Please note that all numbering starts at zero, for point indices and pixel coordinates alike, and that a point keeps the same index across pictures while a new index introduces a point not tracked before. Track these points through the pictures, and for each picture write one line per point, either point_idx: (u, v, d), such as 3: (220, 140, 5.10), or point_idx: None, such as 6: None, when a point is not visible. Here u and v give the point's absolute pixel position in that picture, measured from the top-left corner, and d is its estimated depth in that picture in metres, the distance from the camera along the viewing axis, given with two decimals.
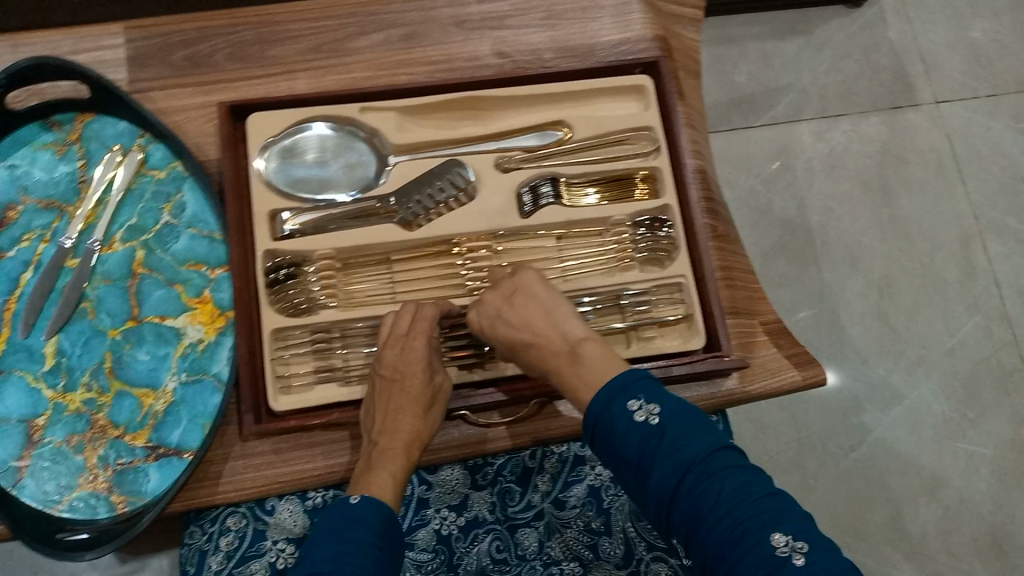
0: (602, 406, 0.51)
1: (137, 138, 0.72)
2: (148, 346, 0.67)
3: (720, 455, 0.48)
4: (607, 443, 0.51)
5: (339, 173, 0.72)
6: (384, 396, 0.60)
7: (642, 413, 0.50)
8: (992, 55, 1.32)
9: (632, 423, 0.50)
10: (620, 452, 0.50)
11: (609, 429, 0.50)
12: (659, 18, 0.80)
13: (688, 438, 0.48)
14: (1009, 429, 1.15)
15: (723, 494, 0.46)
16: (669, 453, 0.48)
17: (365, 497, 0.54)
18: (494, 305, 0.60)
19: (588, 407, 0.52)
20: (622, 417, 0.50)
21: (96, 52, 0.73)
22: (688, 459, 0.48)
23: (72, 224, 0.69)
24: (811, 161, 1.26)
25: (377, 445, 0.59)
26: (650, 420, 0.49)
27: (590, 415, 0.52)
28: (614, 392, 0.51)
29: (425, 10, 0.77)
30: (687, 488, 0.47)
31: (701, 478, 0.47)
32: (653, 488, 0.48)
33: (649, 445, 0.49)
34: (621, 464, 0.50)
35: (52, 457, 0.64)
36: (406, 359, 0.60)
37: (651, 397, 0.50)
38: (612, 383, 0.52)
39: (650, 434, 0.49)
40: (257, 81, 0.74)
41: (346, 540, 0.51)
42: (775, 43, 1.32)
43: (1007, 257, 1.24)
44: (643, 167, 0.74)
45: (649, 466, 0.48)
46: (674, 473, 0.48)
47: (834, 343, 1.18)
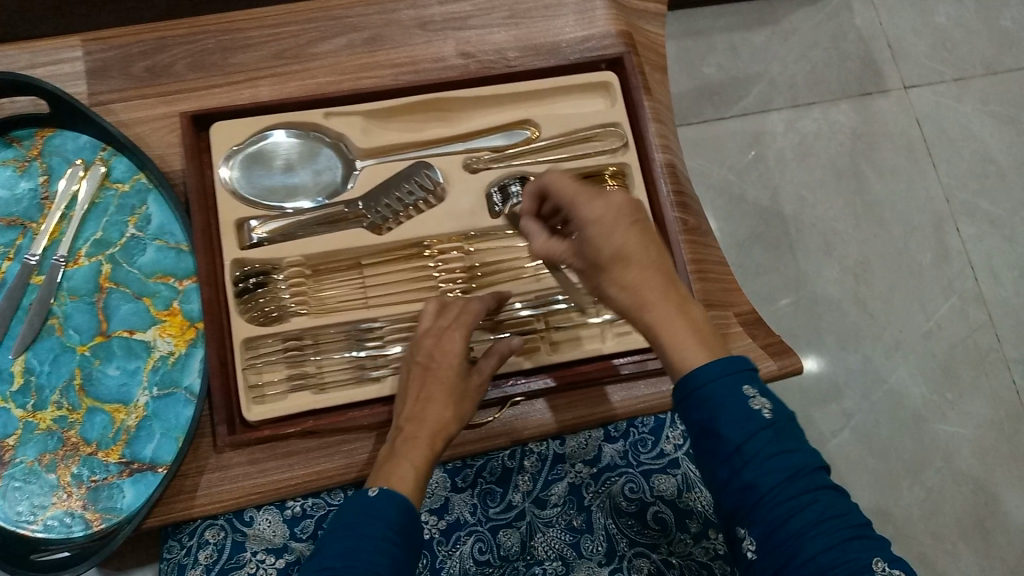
0: (717, 376, 0.44)
1: (99, 152, 0.71)
2: (118, 360, 0.66)
3: (822, 472, 0.44)
4: (705, 416, 0.45)
5: (306, 180, 0.72)
6: (418, 382, 0.59)
7: (758, 403, 0.44)
8: (957, 39, 1.34)
9: (746, 407, 0.44)
10: (718, 430, 0.44)
11: (717, 403, 0.44)
12: (623, 14, 0.80)
13: (795, 445, 0.44)
14: (987, 409, 1.16)
15: (827, 511, 0.42)
16: (779, 451, 0.43)
17: (383, 490, 0.53)
18: (619, 209, 0.45)
19: (689, 376, 0.45)
20: (736, 398, 0.44)
21: (54, 66, 0.72)
22: (795, 465, 0.43)
23: (36, 241, 0.68)
24: (783, 151, 1.27)
25: (403, 432, 0.57)
26: (764, 413, 0.44)
27: (686, 378, 0.45)
28: (732, 370, 0.45)
29: (387, 12, 0.77)
30: (789, 492, 0.42)
31: (805, 488, 0.43)
32: (745, 480, 0.43)
33: (758, 435, 0.43)
34: (710, 444, 0.45)
35: (25, 477, 0.63)
36: (443, 349, 0.60)
37: (763, 392, 0.45)
38: (727, 359, 0.45)
39: (762, 428, 0.44)
40: (219, 90, 0.73)
41: (362, 536, 0.50)
42: (743, 34, 1.32)
43: (980, 238, 1.25)
44: (612, 163, 0.73)
45: (751, 455, 0.43)
46: (781, 474, 0.43)
47: (812, 330, 1.19)
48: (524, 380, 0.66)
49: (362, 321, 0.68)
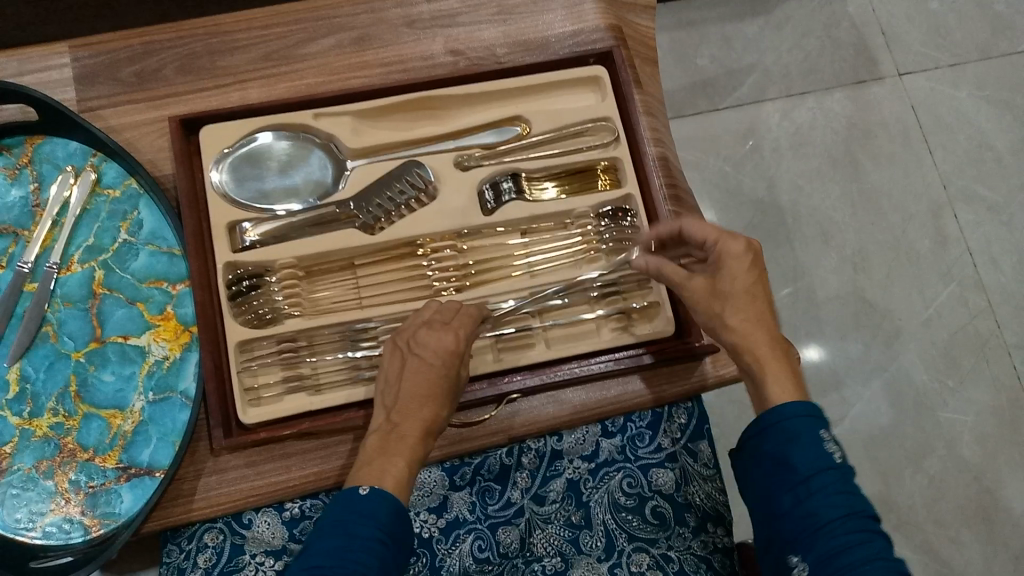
0: (797, 414, 0.52)
1: (89, 158, 0.71)
2: (113, 366, 0.66)
3: (878, 520, 0.49)
4: (781, 447, 0.51)
5: (299, 182, 0.71)
6: (412, 375, 0.58)
7: (832, 446, 0.51)
8: (951, 24, 1.33)
9: (820, 447, 0.50)
10: (790, 461, 0.51)
11: (792, 437, 0.51)
12: (612, 7, 0.79)
13: (858, 490, 0.50)
14: (989, 396, 1.16)
15: (879, 551, 0.47)
16: (842, 489, 0.49)
17: (373, 489, 0.52)
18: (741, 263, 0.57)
19: (773, 411, 0.53)
20: (812, 436, 0.51)
21: (42, 72, 0.72)
22: (857, 506, 0.49)
23: (28, 248, 0.68)
24: (778, 141, 1.27)
25: (393, 425, 0.57)
26: (835, 456, 0.50)
27: (770, 410, 0.53)
28: (811, 413, 0.52)
29: (375, 11, 0.77)
30: (847, 526, 0.48)
31: (862, 527, 0.48)
32: (808, 508, 0.49)
33: (827, 472, 0.50)
34: (779, 473, 0.51)
35: (22, 484, 0.63)
36: (438, 345, 0.59)
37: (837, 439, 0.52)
38: (810, 405, 0.52)
39: (831, 466, 0.50)
40: (208, 93, 0.73)
41: (352, 536, 0.51)
42: (735, 25, 1.32)
43: (978, 224, 1.24)
44: (604, 158, 0.73)
45: (818, 487, 0.49)
46: (842, 508, 0.48)
47: (811, 320, 1.19)
48: (519, 376, 0.67)
49: (356, 322, 0.67)
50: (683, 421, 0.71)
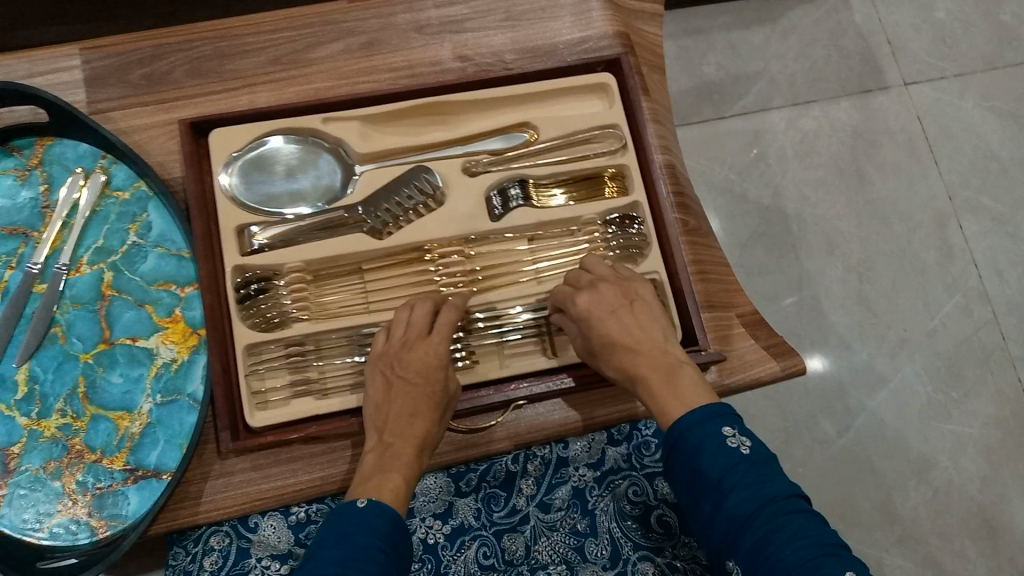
0: (697, 420, 0.52)
1: (99, 160, 0.71)
2: (121, 368, 0.66)
3: (797, 500, 0.48)
4: (690, 457, 0.51)
5: (307, 187, 0.72)
6: (400, 397, 0.59)
7: (735, 440, 0.50)
8: (957, 34, 1.34)
9: (723, 446, 0.50)
10: (700, 468, 0.50)
11: (696, 443, 0.51)
12: (620, 15, 0.80)
13: (770, 477, 0.49)
14: (992, 407, 1.16)
15: (801, 532, 0.46)
16: (753, 482, 0.49)
17: (371, 501, 0.53)
18: (602, 302, 0.60)
19: (675, 424, 0.53)
20: (713, 438, 0.51)
21: (53, 75, 0.73)
22: (773, 493, 0.48)
23: (38, 249, 0.68)
24: (784, 149, 1.27)
25: (388, 449, 0.57)
26: (741, 449, 0.50)
27: (673, 426, 0.52)
28: (710, 415, 0.52)
29: (385, 17, 0.77)
30: (766, 516, 0.47)
31: (780, 512, 0.47)
32: (726, 509, 0.49)
33: (736, 469, 0.49)
34: (694, 482, 0.51)
35: (30, 485, 0.63)
36: (419, 365, 0.59)
37: (742, 430, 0.51)
38: (710, 406, 0.53)
39: (738, 461, 0.50)
40: (218, 97, 0.73)
41: (352, 545, 0.51)
42: (742, 32, 1.32)
43: (983, 235, 1.24)
44: (611, 166, 0.73)
45: (730, 487, 0.49)
46: (757, 499, 0.48)
47: (815, 329, 1.19)
48: (525, 383, 0.66)
49: (364, 327, 0.67)
50: None
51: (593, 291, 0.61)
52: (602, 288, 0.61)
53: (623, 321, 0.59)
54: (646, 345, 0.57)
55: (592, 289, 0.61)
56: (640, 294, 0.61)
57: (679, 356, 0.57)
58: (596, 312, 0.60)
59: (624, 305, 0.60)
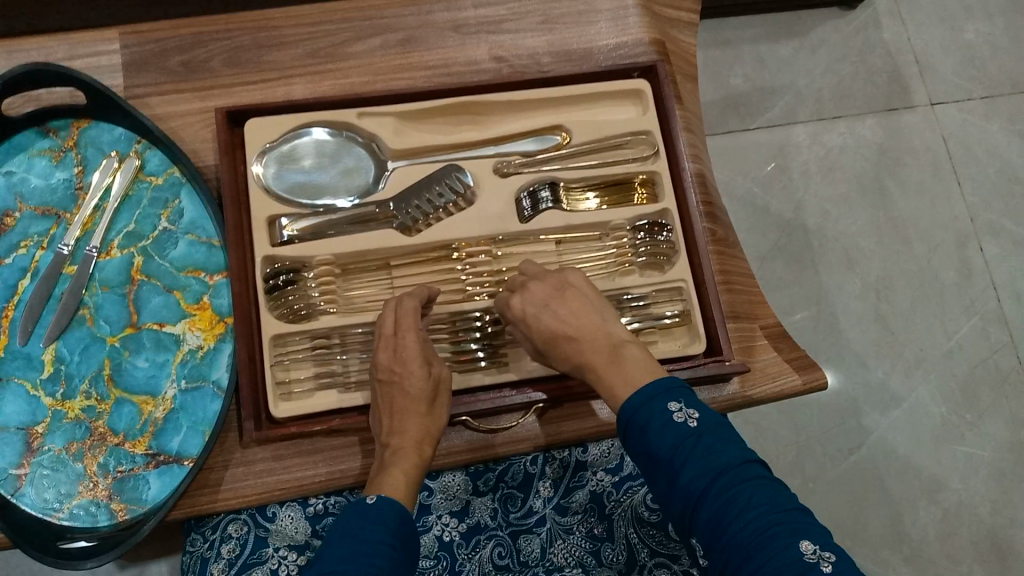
0: (642, 400, 0.50)
1: (134, 144, 0.71)
2: (147, 353, 0.66)
3: (751, 467, 0.47)
4: (641, 438, 0.50)
5: (337, 179, 0.72)
6: (388, 398, 0.59)
7: (682, 414, 0.49)
8: (986, 56, 1.33)
9: (670, 422, 0.49)
10: (652, 447, 0.49)
11: (644, 423, 0.49)
12: (656, 22, 0.80)
13: (722, 447, 0.48)
14: (1007, 430, 1.15)
15: (754, 501, 0.45)
16: (703, 455, 0.47)
17: (381, 497, 0.53)
18: (536, 297, 0.59)
19: (623, 407, 0.51)
20: (660, 416, 0.49)
21: (91, 58, 0.73)
22: (724, 464, 0.47)
23: (69, 230, 0.68)
24: (807, 164, 1.27)
25: (388, 448, 0.57)
26: (689, 423, 0.49)
27: (620, 413, 0.52)
28: (655, 393, 0.50)
29: (422, 14, 0.77)
30: (718, 491, 0.46)
31: (732, 484, 0.46)
32: (679, 486, 0.47)
33: (685, 444, 0.48)
34: (649, 461, 0.49)
35: (52, 465, 0.63)
36: (385, 363, 0.59)
37: (691, 402, 0.50)
38: (654, 383, 0.51)
39: (686, 436, 0.48)
40: (254, 87, 0.74)
41: (361, 539, 0.50)
42: (771, 45, 1.32)
43: (1004, 258, 1.24)
44: (643, 172, 0.73)
45: (682, 463, 0.47)
46: (709, 472, 0.47)
47: (833, 345, 1.18)
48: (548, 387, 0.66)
49: None
50: None
51: (524, 291, 0.60)
52: (531, 286, 0.60)
53: (557, 311, 0.57)
54: (584, 329, 0.56)
55: (524, 288, 0.60)
56: (572, 280, 0.60)
57: (620, 336, 0.55)
58: (529, 310, 0.59)
59: (558, 295, 0.58)
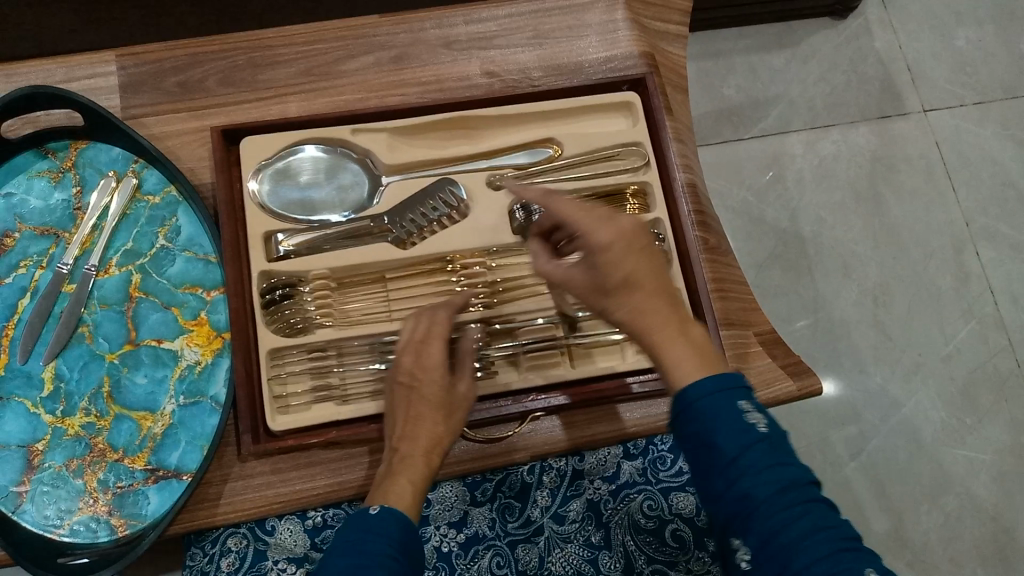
0: (713, 387, 0.44)
1: (131, 164, 0.73)
2: (145, 369, 0.67)
3: (814, 487, 0.43)
4: (703, 429, 0.44)
5: (332, 195, 0.73)
6: (404, 402, 0.59)
7: (753, 416, 0.44)
8: (977, 63, 1.34)
9: (741, 420, 0.43)
10: (713, 442, 0.43)
11: (711, 415, 0.44)
12: (645, 35, 0.81)
13: (788, 458, 0.43)
14: (1007, 434, 1.16)
15: (821, 522, 0.41)
16: (772, 464, 0.42)
17: (383, 507, 0.53)
18: (626, 233, 0.46)
19: (684, 388, 0.45)
20: (729, 412, 0.44)
21: (89, 80, 0.74)
22: (792, 478, 0.42)
23: (68, 250, 0.69)
24: (802, 172, 1.28)
25: (395, 453, 0.57)
26: (759, 427, 0.43)
27: (683, 390, 0.45)
28: (726, 385, 0.44)
29: (414, 32, 0.78)
30: (783, 505, 0.41)
31: (799, 501, 0.41)
32: (739, 490, 0.42)
33: (753, 447, 0.43)
34: (703, 457, 0.44)
35: (52, 482, 0.64)
36: (410, 367, 0.59)
37: (759, 404, 0.45)
38: (724, 375, 0.45)
39: (756, 439, 0.43)
40: (249, 106, 0.75)
41: (362, 551, 0.50)
42: (763, 56, 1.33)
43: (1000, 262, 1.24)
44: (633, 183, 0.74)
45: (748, 467, 0.42)
46: (775, 484, 0.42)
47: (831, 352, 1.18)
48: (544, 395, 0.66)
49: (385, 334, 0.68)
50: None
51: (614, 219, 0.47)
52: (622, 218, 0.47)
53: (643, 255, 0.46)
54: (666, 295, 0.46)
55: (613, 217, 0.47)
56: None
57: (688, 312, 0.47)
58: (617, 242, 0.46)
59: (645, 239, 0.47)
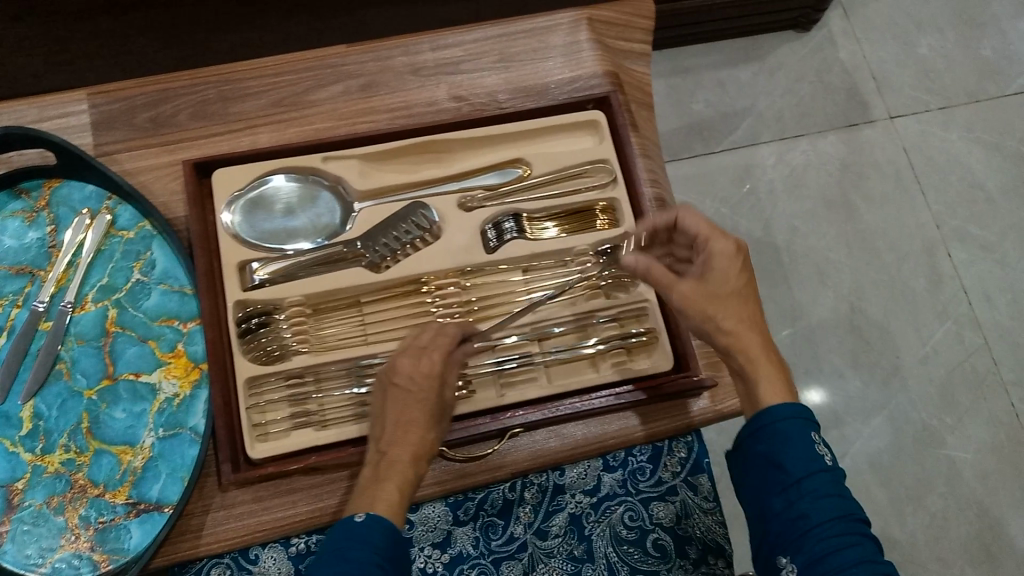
0: (788, 415, 0.54)
1: (105, 201, 0.73)
2: (124, 404, 0.67)
3: (863, 524, 0.51)
4: (775, 449, 0.53)
5: (306, 223, 0.73)
6: (396, 406, 0.59)
7: (821, 450, 0.53)
8: (939, 69, 1.37)
9: (811, 450, 0.53)
10: (782, 463, 0.52)
11: (786, 439, 0.53)
12: (609, 54, 0.83)
13: (845, 492, 0.52)
14: (987, 431, 1.17)
15: (866, 551, 0.49)
16: (831, 492, 0.51)
17: (368, 514, 0.54)
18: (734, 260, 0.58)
19: (766, 411, 0.54)
20: (802, 440, 0.53)
21: (60, 119, 0.75)
22: (845, 509, 0.51)
23: (44, 288, 0.70)
24: (773, 183, 1.29)
25: (384, 455, 0.57)
26: (824, 459, 0.53)
27: (762, 412, 0.54)
28: (802, 417, 0.54)
29: (382, 60, 0.80)
30: (835, 530, 0.49)
31: (850, 530, 0.50)
32: (799, 507, 0.51)
33: (817, 475, 0.51)
34: (771, 475, 0.53)
35: (33, 521, 0.63)
36: (412, 369, 0.59)
37: (826, 442, 0.54)
38: (798, 406, 0.54)
39: (821, 468, 0.52)
40: (221, 138, 0.76)
41: (349, 561, 0.52)
42: (730, 70, 1.36)
43: (972, 263, 1.26)
44: (602, 200, 0.76)
45: (808, 488, 0.51)
46: (832, 510, 0.50)
47: (810, 358, 1.20)
48: (522, 411, 0.67)
49: (362, 357, 0.68)
50: (683, 454, 0.73)
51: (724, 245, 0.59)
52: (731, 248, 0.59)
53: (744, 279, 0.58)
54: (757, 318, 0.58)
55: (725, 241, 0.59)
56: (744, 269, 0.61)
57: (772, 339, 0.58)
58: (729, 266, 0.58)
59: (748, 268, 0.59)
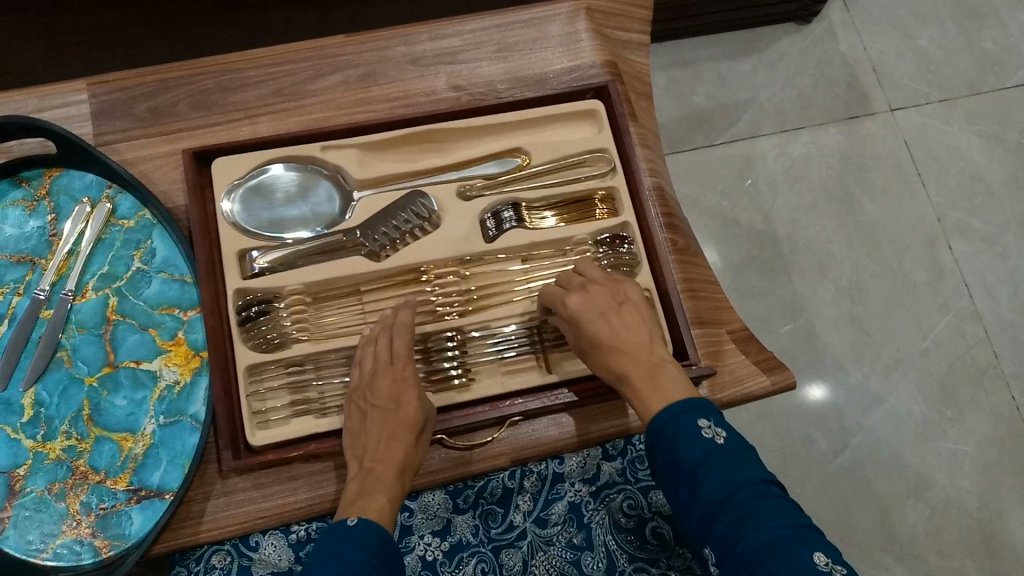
0: (674, 414, 0.54)
1: (105, 190, 0.74)
2: (125, 391, 0.68)
3: (769, 485, 0.50)
4: (668, 449, 0.53)
5: (304, 213, 0.73)
6: (372, 426, 0.61)
7: (709, 431, 0.52)
8: (940, 60, 1.37)
9: (698, 436, 0.52)
10: (677, 458, 0.52)
11: (673, 435, 0.53)
12: (607, 44, 0.83)
13: (743, 463, 0.51)
14: (988, 424, 1.17)
15: (771, 514, 0.48)
16: (726, 469, 0.51)
17: (360, 519, 0.55)
18: (594, 304, 0.62)
19: (654, 418, 0.55)
20: (689, 429, 0.53)
21: (60, 109, 0.75)
22: (744, 480, 0.50)
23: (45, 276, 0.70)
24: (774, 176, 1.30)
25: (369, 472, 0.59)
26: (716, 439, 0.52)
27: (653, 421, 0.55)
28: (686, 408, 0.54)
29: (381, 50, 0.80)
30: (737, 504, 0.49)
31: (751, 497, 0.49)
32: (701, 496, 0.51)
33: (710, 458, 0.51)
34: (672, 472, 0.53)
35: (35, 506, 0.64)
36: (387, 390, 0.62)
37: (717, 420, 0.53)
38: (685, 400, 0.54)
39: (711, 450, 0.51)
40: (220, 128, 0.76)
41: (344, 560, 0.52)
42: (730, 63, 1.36)
43: (972, 256, 1.26)
44: (601, 188, 0.76)
45: (705, 473, 0.51)
46: (731, 485, 0.50)
47: (811, 352, 1.20)
48: (520, 399, 0.67)
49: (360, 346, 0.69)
50: None
51: (583, 292, 0.63)
52: (592, 290, 0.62)
53: (606, 316, 0.61)
54: (633, 348, 0.59)
55: (582, 291, 0.63)
56: (629, 294, 0.63)
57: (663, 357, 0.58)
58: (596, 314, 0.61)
59: (610, 308, 0.61)
